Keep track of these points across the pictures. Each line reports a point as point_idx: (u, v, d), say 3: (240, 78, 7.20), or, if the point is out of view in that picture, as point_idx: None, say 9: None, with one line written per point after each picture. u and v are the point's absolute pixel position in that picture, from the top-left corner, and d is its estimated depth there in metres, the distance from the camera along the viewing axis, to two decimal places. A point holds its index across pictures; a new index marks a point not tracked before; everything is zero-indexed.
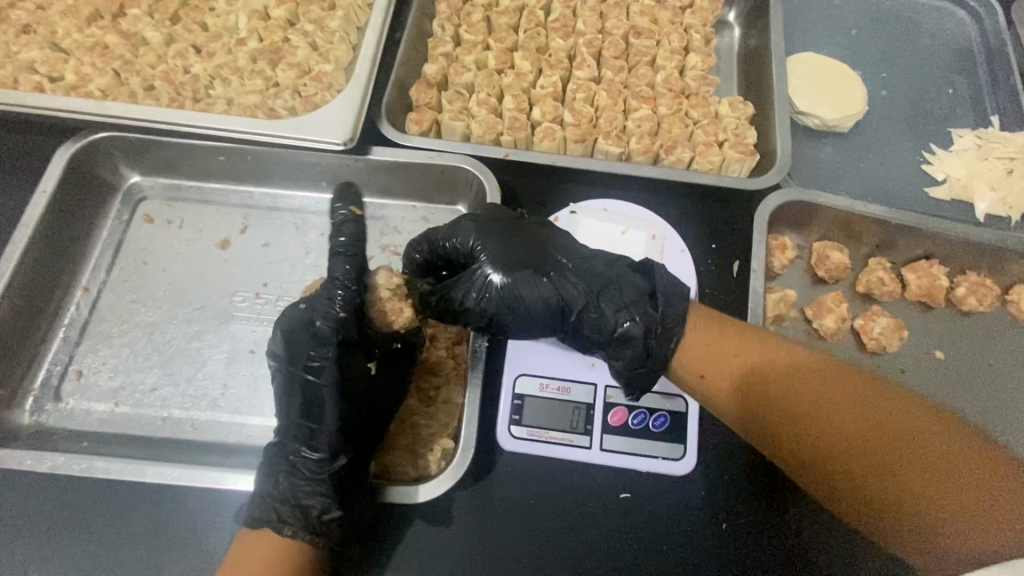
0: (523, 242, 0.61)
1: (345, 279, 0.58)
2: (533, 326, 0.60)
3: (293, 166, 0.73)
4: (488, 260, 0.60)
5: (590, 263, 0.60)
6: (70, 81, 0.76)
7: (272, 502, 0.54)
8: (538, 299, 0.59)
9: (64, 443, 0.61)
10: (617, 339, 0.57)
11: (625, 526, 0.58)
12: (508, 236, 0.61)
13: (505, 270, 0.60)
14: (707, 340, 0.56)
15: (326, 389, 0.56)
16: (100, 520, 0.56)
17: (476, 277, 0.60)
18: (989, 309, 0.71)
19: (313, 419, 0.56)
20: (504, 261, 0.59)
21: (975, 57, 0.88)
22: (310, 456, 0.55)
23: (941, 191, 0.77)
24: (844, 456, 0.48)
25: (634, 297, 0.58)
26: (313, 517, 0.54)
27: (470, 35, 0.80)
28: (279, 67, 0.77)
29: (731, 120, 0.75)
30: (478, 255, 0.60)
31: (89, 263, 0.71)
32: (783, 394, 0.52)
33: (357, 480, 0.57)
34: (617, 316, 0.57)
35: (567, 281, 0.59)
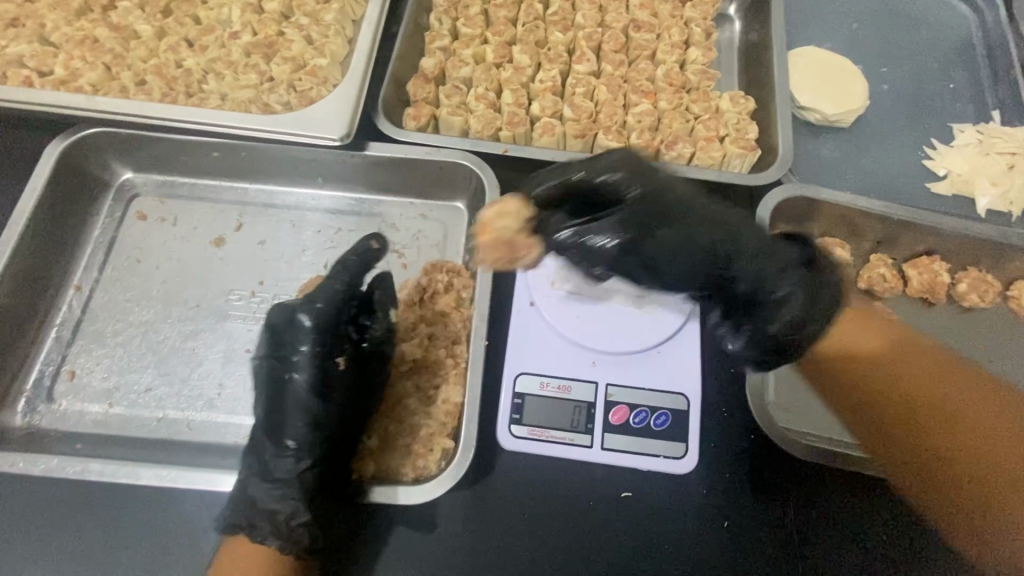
0: (680, 190, 0.57)
1: (329, 276, 0.61)
2: (685, 282, 0.57)
3: (287, 162, 0.71)
4: (662, 205, 0.54)
5: (755, 225, 0.59)
6: (60, 75, 0.74)
7: (241, 507, 0.54)
8: (705, 255, 0.56)
9: (58, 445, 0.60)
10: (785, 302, 0.57)
11: (626, 526, 0.58)
12: (656, 181, 0.55)
13: (683, 222, 0.55)
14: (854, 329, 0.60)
15: (298, 393, 0.58)
16: (95, 524, 0.55)
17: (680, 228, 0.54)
18: (990, 306, 0.71)
19: (279, 418, 0.58)
20: (629, 216, 0.53)
21: (976, 51, 0.87)
22: (276, 458, 0.57)
23: (942, 186, 0.77)
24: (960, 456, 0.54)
25: (786, 269, 0.57)
26: (280, 522, 0.55)
27: (467, 28, 0.78)
28: (273, 61, 0.76)
29: (732, 114, 0.74)
30: (640, 195, 0.54)
31: (81, 261, 0.69)
32: (886, 376, 0.57)
33: (330, 484, 0.58)
34: (787, 282, 0.57)
35: (731, 238, 0.57)
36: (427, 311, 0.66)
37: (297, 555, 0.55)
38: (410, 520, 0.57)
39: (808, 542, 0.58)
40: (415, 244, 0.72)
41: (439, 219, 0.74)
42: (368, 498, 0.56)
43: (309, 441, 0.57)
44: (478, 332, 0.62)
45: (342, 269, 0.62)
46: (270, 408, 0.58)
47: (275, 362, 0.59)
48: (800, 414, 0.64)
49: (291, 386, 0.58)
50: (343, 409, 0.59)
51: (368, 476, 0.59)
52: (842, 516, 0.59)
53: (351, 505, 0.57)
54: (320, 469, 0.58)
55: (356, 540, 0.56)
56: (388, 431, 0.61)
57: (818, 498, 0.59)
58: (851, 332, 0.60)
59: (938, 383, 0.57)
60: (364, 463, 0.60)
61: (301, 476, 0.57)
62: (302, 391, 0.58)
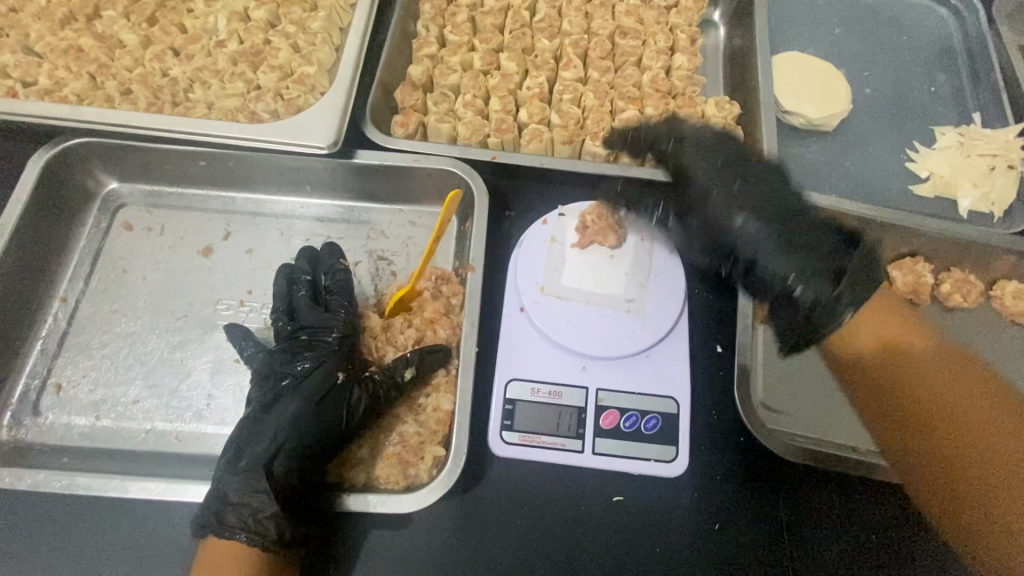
0: (756, 187, 0.66)
1: (340, 296, 0.66)
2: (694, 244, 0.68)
3: (274, 170, 0.71)
4: (753, 210, 0.64)
5: (788, 204, 0.65)
6: (44, 85, 0.74)
7: (214, 503, 0.54)
8: (721, 220, 0.65)
9: (43, 460, 0.59)
10: (785, 296, 0.63)
11: (617, 530, 0.58)
12: (727, 166, 0.67)
13: (752, 213, 0.64)
14: (878, 320, 0.62)
15: (292, 385, 0.60)
16: (83, 539, 0.54)
17: (726, 217, 0.65)
18: (974, 304, 0.71)
19: (267, 411, 0.59)
20: (731, 199, 0.65)
21: (956, 55, 0.89)
22: (252, 451, 0.56)
23: (923, 189, 0.78)
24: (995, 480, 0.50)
25: (813, 255, 0.62)
26: (247, 515, 0.53)
27: (455, 36, 0.79)
28: (261, 70, 0.76)
29: (718, 119, 0.75)
30: (712, 189, 0.66)
31: (66, 272, 0.69)
32: (919, 401, 0.55)
33: (307, 486, 0.56)
34: (793, 279, 0.62)
35: (757, 221, 0.64)
36: (415, 319, 0.66)
37: (264, 548, 0.52)
38: (399, 526, 0.57)
39: (798, 543, 0.58)
40: (405, 251, 0.72)
41: (427, 226, 0.74)
42: (341, 504, 0.56)
43: (286, 430, 0.56)
44: (468, 340, 0.61)
45: (342, 289, 0.66)
46: (269, 394, 0.60)
47: (288, 351, 0.63)
48: (786, 416, 0.64)
49: (297, 372, 0.61)
50: (337, 412, 0.58)
51: (358, 485, 0.58)
52: (836, 517, 0.59)
53: (322, 512, 0.57)
54: (299, 467, 0.56)
55: (328, 547, 0.56)
56: (378, 439, 0.61)
57: (803, 497, 0.60)
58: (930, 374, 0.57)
59: (945, 396, 0.55)
60: (353, 472, 0.59)
61: (269, 468, 0.55)
62: (309, 379, 0.60)
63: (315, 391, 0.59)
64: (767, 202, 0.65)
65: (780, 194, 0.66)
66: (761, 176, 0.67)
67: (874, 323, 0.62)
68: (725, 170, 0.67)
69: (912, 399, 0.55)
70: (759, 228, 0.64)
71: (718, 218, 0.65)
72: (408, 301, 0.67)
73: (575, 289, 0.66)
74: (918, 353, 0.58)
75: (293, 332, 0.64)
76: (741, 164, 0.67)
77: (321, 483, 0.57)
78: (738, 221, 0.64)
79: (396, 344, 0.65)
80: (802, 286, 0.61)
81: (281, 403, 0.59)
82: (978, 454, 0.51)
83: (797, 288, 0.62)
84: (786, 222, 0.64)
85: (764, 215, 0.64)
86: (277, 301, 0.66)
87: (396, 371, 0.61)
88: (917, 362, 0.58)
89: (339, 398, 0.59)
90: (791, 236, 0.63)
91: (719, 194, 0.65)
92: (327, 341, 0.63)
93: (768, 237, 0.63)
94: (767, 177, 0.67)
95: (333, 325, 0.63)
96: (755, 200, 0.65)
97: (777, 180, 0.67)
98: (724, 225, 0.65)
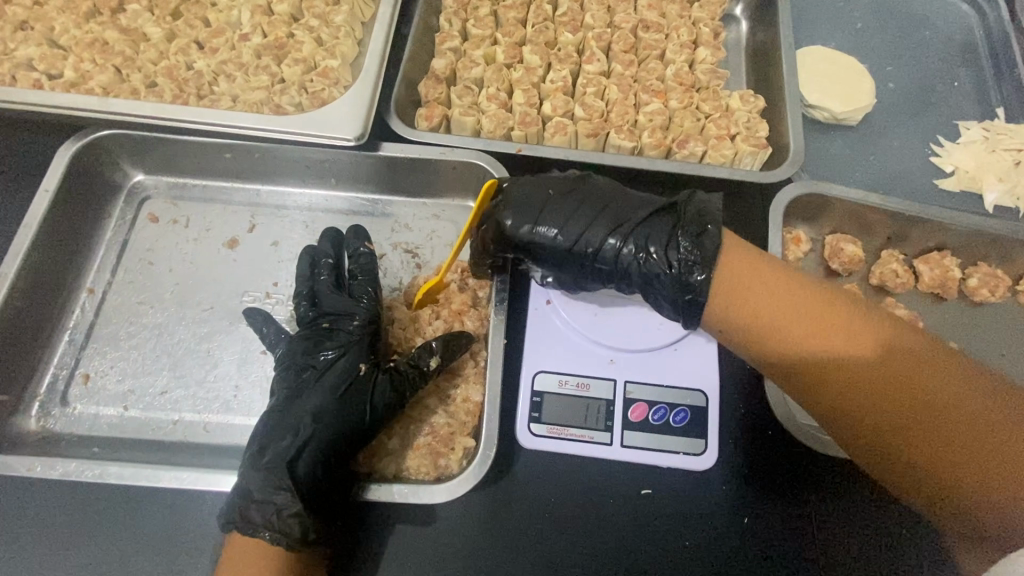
0: (570, 201, 0.59)
1: (365, 283, 0.65)
2: (584, 278, 0.61)
3: (298, 163, 0.71)
4: (587, 233, 0.58)
5: (613, 199, 0.59)
6: (70, 77, 0.74)
7: (237, 499, 0.52)
8: (584, 246, 0.58)
9: (72, 449, 0.60)
10: (653, 291, 0.57)
11: (647, 523, 0.58)
12: (530, 197, 0.59)
13: (591, 233, 0.58)
14: (759, 280, 0.52)
15: (314, 377, 0.59)
16: (115, 528, 0.54)
17: (589, 250, 0.58)
18: (1001, 300, 0.71)
19: (288, 403, 0.58)
20: (560, 225, 0.58)
21: (980, 49, 0.88)
22: (277, 446, 0.55)
23: (949, 182, 0.77)
24: (938, 448, 0.45)
25: (647, 246, 0.56)
26: (271, 513, 0.52)
27: (478, 30, 0.79)
28: (284, 63, 0.76)
29: (742, 113, 0.75)
30: (537, 230, 0.58)
31: (93, 264, 0.69)
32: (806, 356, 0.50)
33: (331, 482, 0.55)
34: (663, 260, 0.55)
35: (600, 237, 0.58)
36: (443, 310, 0.66)
37: (288, 547, 0.51)
38: (429, 521, 0.57)
39: (827, 541, 0.58)
40: (430, 243, 0.72)
41: (452, 219, 0.74)
42: (368, 495, 0.56)
43: (310, 425, 0.56)
44: (497, 331, 0.62)
45: (365, 276, 0.66)
46: (292, 386, 0.59)
47: (311, 338, 0.62)
48: None
49: (320, 363, 0.60)
50: (361, 404, 0.57)
51: (388, 476, 0.58)
52: (865, 515, 0.59)
53: (348, 506, 0.56)
54: (323, 463, 0.54)
55: (354, 541, 0.56)
56: (407, 431, 0.61)
57: (831, 493, 0.59)
58: (833, 338, 0.49)
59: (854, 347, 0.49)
60: (382, 463, 0.59)
61: (292, 465, 0.54)
62: (333, 370, 0.59)
63: (337, 383, 0.58)
64: (596, 211, 0.58)
65: (602, 199, 0.59)
66: (563, 189, 0.60)
67: (757, 290, 0.52)
68: (559, 217, 0.58)
69: (815, 373, 0.50)
70: (615, 245, 0.57)
71: (587, 257, 0.58)
72: (435, 294, 0.66)
73: None
74: (800, 313, 0.50)
75: (315, 319, 0.64)
76: (533, 198, 0.59)
77: (348, 475, 0.56)
78: (601, 248, 0.58)
79: (424, 335, 0.65)
80: (667, 278, 0.55)
81: (303, 396, 0.58)
82: (862, 395, 0.48)
83: (692, 274, 0.53)
84: (612, 221, 0.58)
85: (599, 231, 0.58)
86: (300, 284, 0.66)
87: (421, 360, 0.60)
88: (825, 322, 0.50)
89: (363, 391, 0.58)
90: (634, 230, 0.57)
91: (551, 221, 0.58)
92: (348, 329, 0.62)
93: (620, 244, 0.57)
94: (533, 180, 0.61)
95: (355, 313, 0.63)
96: (574, 213, 0.58)
97: (586, 191, 0.60)
98: (589, 248, 0.58)
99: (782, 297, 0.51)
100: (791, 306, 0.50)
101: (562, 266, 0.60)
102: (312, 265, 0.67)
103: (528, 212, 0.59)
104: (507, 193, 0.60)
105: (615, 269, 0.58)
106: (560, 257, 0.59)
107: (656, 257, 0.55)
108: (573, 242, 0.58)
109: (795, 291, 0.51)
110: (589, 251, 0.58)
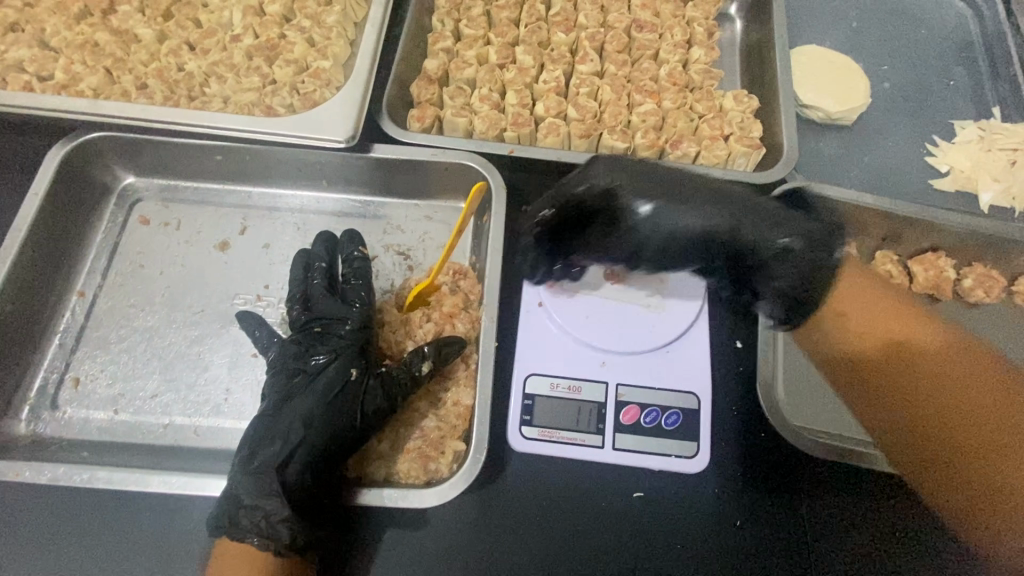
0: (677, 181, 0.62)
1: (358, 287, 0.65)
2: (686, 255, 0.62)
3: (291, 164, 0.71)
4: (691, 210, 0.60)
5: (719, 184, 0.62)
6: (60, 79, 0.74)
7: (225, 504, 0.52)
8: (692, 222, 0.60)
9: (62, 453, 0.59)
10: (778, 263, 0.62)
11: (638, 527, 0.58)
12: (641, 175, 0.61)
13: (701, 208, 0.61)
14: (865, 302, 0.65)
15: (305, 383, 0.59)
16: (103, 533, 0.54)
17: (690, 226, 0.61)
18: (994, 300, 0.71)
19: (278, 409, 0.57)
20: (665, 201, 0.60)
21: (976, 48, 0.88)
22: (266, 453, 0.54)
23: (944, 182, 0.77)
24: (992, 475, 0.53)
25: (772, 224, 0.61)
26: (259, 519, 0.52)
27: (470, 30, 0.78)
28: (276, 64, 0.76)
29: (736, 113, 0.74)
30: (635, 204, 0.60)
31: (83, 268, 0.69)
32: (889, 371, 0.60)
33: (320, 489, 0.55)
34: (774, 235, 0.61)
35: (709, 212, 0.60)
36: (434, 313, 0.65)
37: (275, 553, 0.51)
38: (419, 525, 0.56)
39: (819, 544, 0.57)
40: (422, 245, 0.72)
41: (444, 221, 0.74)
42: (358, 500, 0.55)
43: (300, 432, 0.55)
44: (488, 333, 0.61)
45: (358, 279, 0.65)
46: (282, 391, 0.59)
47: (303, 342, 0.62)
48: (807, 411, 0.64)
49: (311, 367, 0.60)
50: (351, 409, 0.57)
51: (378, 480, 0.58)
52: (856, 517, 0.59)
53: (337, 512, 0.56)
54: (312, 470, 0.54)
55: (343, 547, 0.55)
56: (397, 435, 0.60)
57: (826, 494, 0.59)
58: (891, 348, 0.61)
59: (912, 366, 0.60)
60: (373, 467, 0.59)
61: (281, 473, 0.54)
62: (323, 375, 0.59)
63: (328, 389, 0.58)
64: (704, 193, 0.61)
65: (709, 184, 0.62)
66: (670, 173, 0.62)
67: (857, 304, 0.65)
68: (665, 194, 0.61)
69: (882, 386, 0.60)
70: (714, 223, 0.60)
71: (699, 233, 0.61)
72: (426, 296, 0.66)
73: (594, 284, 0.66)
74: (889, 333, 0.62)
75: (307, 323, 0.64)
76: (645, 176, 0.61)
77: (337, 480, 0.56)
78: (708, 224, 0.60)
79: (414, 338, 0.65)
80: (796, 249, 0.62)
81: (294, 402, 0.58)
82: (936, 413, 0.57)
83: (786, 242, 0.61)
84: (728, 200, 0.61)
85: (714, 207, 0.61)
86: (292, 288, 0.66)
87: (412, 364, 0.59)
88: (903, 342, 0.61)
89: (354, 396, 0.58)
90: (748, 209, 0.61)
91: (656, 197, 0.61)
92: (340, 333, 0.62)
93: (724, 219, 0.60)
94: (640, 163, 0.63)
95: (347, 317, 0.63)
96: (684, 193, 0.61)
97: (696, 177, 0.62)
98: (699, 226, 0.61)
99: (878, 315, 0.64)
100: (885, 322, 0.63)
101: (668, 248, 0.62)
102: (306, 268, 0.67)
103: (624, 185, 0.61)
104: (614, 168, 0.62)
105: (719, 243, 0.61)
106: (653, 237, 0.61)
107: (765, 233, 0.61)
108: (692, 228, 0.60)
109: (889, 310, 0.64)
110: (686, 228, 0.61)
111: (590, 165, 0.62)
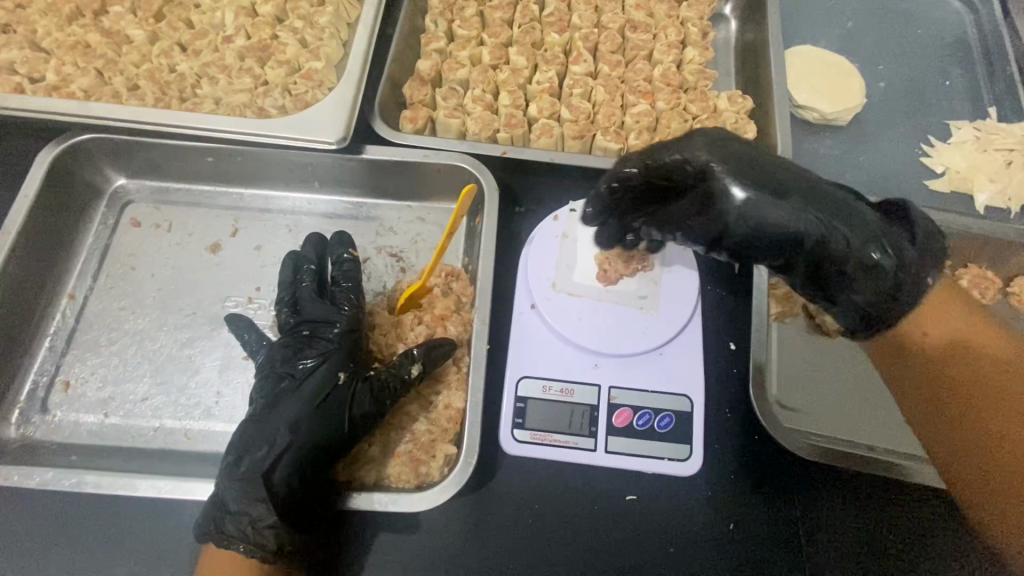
0: (775, 169, 0.54)
1: (347, 290, 0.65)
2: (765, 249, 0.53)
3: (283, 166, 0.71)
4: (790, 202, 0.52)
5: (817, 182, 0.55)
6: (51, 81, 0.74)
7: (211, 509, 0.52)
8: (778, 220, 0.52)
9: (51, 457, 0.59)
10: (863, 274, 0.52)
11: (630, 530, 0.57)
12: (743, 155, 0.55)
13: (797, 203, 0.52)
14: (946, 307, 0.56)
15: (293, 386, 0.59)
16: (91, 538, 0.54)
17: (782, 220, 0.52)
18: (991, 301, 0.70)
19: (265, 414, 0.57)
20: (756, 187, 0.53)
21: (972, 47, 0.87)
22: (253, 457, 0.54)
23: (939, 182, 0.77)
24: None
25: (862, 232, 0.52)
26: (246, 524, 0.52)
27: (464, 30, 0.78)
28: (269, 65, 0.75)
29: (730, 114, 0.74)
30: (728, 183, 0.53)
31: (74, 270, 0.68)
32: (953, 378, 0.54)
33: (307, 494, 0.54)
34: (863, 247, 0.52)
35: (805, 209, 0.52)
36: (426, 315, 0.65)
37: (262, 559, 0.52)
38: (409, 529, 0.56)
39: (813, 547, 0.57)
40: (415, 247, 0.72)
41: (437, 222, 0.73)
42: (348, 504, 0.55)
43: (287, 437, 0.55)
44: (480, 336, 0.61)
45: (348, 282, 0.65)
46: (270, 395, 0.58)
47: (291, 345, 0.62)
48: (800, 415, 0.64)
49: (300, 371, 0.60)
50: (339, 413, 0.57)
51: (368, 484, 0.58)
52: (853, 520, 0.58)
53: (325, 516, 0.56)
54: (300, 475, 0.54)
55: (332, 552, 0.55)
56: (389, 438, 0.60)
57: (822, 496, 0.59)
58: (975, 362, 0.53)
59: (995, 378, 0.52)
60: (363, 471, 0.58)
61: (268, 477, 0.54)
62: (312, 379, 0.59)
63: (316, 393, 0.58)
64: (800, 188, 0.54)
65: (810, 180, 0.55)
66: (773, 163, 0.55)
67: (933, 311, 0.56)
68: (759, 182, 0.53)
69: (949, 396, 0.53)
70: (809, 222, 0.52)
71: (783, 229, 0.52)
72: (417, 298, 0.67)
73: (586, 284, 0.65)
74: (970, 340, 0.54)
75: (296, 326, 0.63)
76: (748, 161, 0.54)
77: (326, 484, 0.56)
78: (801, 219, 0.52)
79: (406, 341, 0.65)
80: (885, 263, 0.51)
81: (282, 405, 0.57)
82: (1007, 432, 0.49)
83: (872, 254, 0.51)
84: (822, 202, 0.53)
85: (810, 203, 0.53)
86: (281, 291, 0.65)
87: (402, 367, 0.59)
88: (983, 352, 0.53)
89: (342, 399, 0.57)
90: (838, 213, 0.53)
91: (752, 182, 0.53)
92: (329, 336, 0.62)
93: (818, 219, 0.52)
94: (741, 144, 0.56)
95: (336, 320, 0.63)
96: (781, 182, 0.53)
97: (799, 168, 0.55)
98: (791, 221, 0.52)
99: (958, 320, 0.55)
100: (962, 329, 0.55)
101: (738, 244, 0.55)
102: (295, 270, 0.67)
103: (729, 165, 0.54)
104: (702, 142, 0.56)
105: (804, 244, 0.52)
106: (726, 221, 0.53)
107: (853, 242, 0.52)
108: (778, 224, 0.52)
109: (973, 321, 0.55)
110: (775, 219, 0.52)
111: (681, 142, 0.57)
